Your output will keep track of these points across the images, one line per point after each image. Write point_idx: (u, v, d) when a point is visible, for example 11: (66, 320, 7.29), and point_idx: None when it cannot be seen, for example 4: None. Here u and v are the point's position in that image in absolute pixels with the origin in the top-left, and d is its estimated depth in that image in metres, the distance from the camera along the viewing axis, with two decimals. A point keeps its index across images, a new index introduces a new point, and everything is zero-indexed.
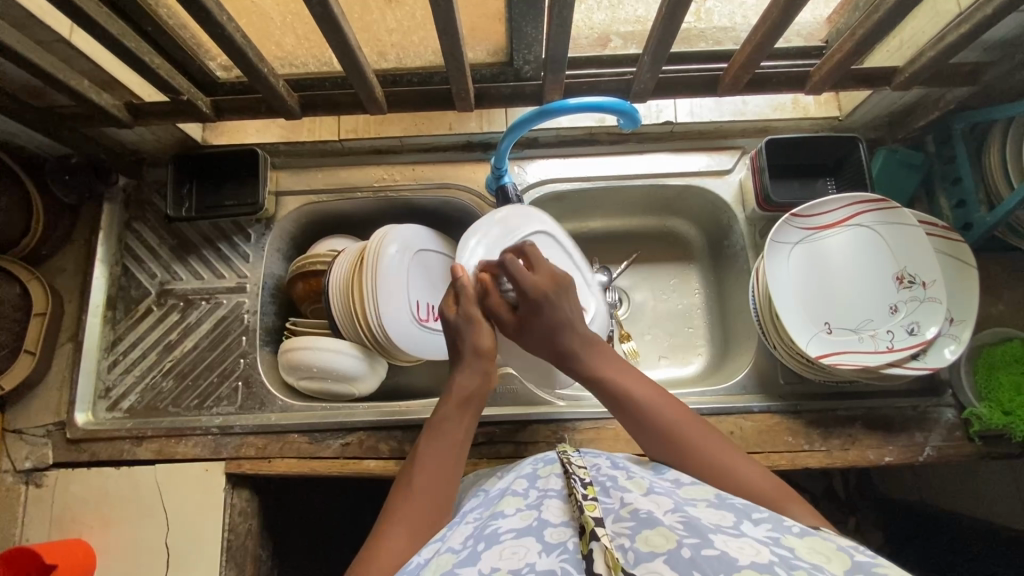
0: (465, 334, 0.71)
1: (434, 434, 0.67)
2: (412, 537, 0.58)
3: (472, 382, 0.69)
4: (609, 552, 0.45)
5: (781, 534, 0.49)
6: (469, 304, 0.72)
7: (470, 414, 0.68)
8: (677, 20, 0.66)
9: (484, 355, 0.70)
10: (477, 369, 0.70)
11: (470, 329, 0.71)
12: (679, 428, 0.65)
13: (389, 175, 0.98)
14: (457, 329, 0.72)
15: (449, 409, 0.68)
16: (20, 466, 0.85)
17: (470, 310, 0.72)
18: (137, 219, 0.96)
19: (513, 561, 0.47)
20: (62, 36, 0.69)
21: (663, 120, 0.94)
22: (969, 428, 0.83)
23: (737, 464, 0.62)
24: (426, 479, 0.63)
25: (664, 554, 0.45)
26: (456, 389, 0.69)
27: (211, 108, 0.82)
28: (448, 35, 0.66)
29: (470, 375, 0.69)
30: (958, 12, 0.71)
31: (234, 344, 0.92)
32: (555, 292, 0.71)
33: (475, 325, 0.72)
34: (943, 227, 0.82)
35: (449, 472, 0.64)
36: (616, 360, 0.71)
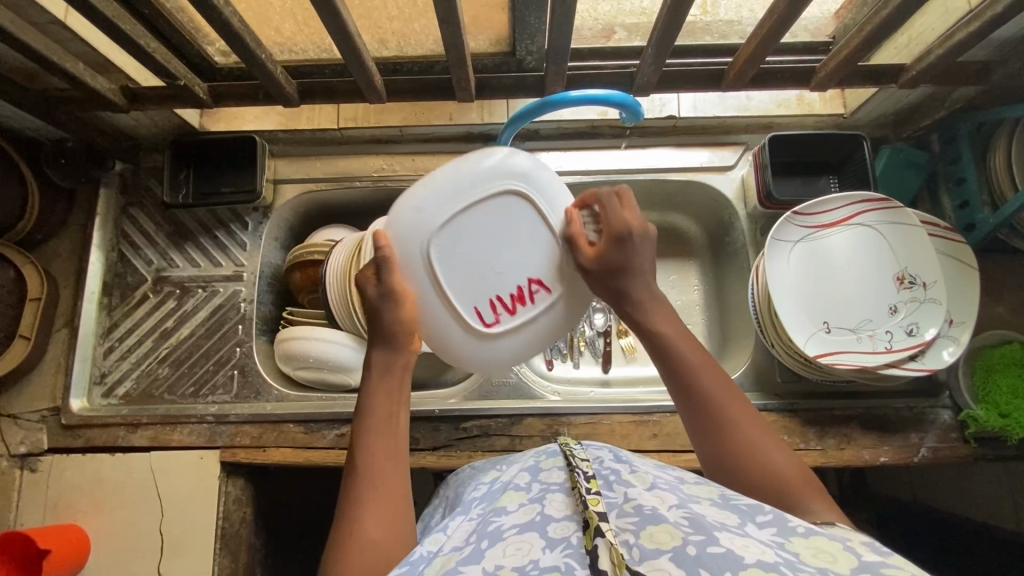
0: (381, 312, 0.66)
1: (364, 414, 0.63)
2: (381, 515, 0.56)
3: (391, 354, 0.66)
4: (614, 549, 0.44)
5: (786, 537, 0.48)
6: (393, 277, 0.66)
7: (397, 376, 0.66)
8: (681, 15, 0.65)
9: (400, 332, 0.66)
10: (400, 346, 0.66)
11: (385, 306, 0.66)
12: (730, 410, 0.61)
13: (388, 164, 0.97)
14: (376, 304, 0.66)
15: (375, 387, 0.64)
16: (15, 450, 0.85)
17: (395, 285, 0.66)
18: (134, 206, 0.95)
19: (517, 558, 0.47)
20: (56, 18, 0.68)
21: (666, 114, 0.93)
22: (965, 430, 0.83)
23: (769, 450, 0.58)
24: (373, 466, 0.59)
25: (670, 551, 0.44)
26: (376, 363, 0.66)
27: (209, 94, 0.81)
28: (448, 24, 0.65)
29: (388, 350, 0.66)
30: (968, 9, 0.70)
31: (230, 333, 0.92)
32: (640, 234, 0.66)
33: (394, 302, 0.66)
34: (947, 228, 0.81)
35: (396, 435, 0.62)
36: (678, 324, 0.67)
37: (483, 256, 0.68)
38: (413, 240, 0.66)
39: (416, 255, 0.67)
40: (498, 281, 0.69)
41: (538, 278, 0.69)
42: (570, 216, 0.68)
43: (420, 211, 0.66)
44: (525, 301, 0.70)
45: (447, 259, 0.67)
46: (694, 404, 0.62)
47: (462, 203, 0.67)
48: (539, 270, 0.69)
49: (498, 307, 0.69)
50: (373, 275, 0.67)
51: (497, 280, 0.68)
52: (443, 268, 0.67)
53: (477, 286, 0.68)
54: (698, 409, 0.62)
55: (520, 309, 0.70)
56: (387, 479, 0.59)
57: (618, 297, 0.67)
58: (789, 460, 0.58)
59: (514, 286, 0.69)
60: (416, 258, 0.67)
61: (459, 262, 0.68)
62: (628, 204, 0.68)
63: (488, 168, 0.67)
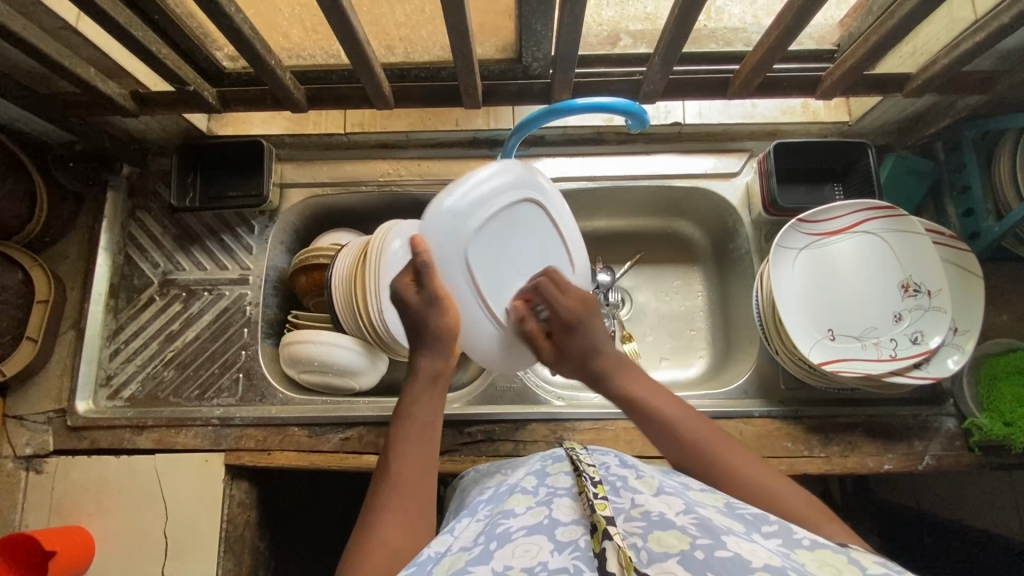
0: (427, 317, 0.69)
1: (404, 418, 0.67)
2: (400, 523, 0.58)
3: (435, 363, 0.69)
4: (622, 552, 0.44)
5: (791, 548, 0.48)
6: (434, 281, 0.69)
7: (437, 393, 0.69)
8: (689, 23, 0.66)
9: (445, 337, 0.69)
10: (441, 351, 0.70)
11: (431, 310, 0.69)
12: (722, 460, 0.63)
13: (394, 169, 0.97)
14: (420, 310, 0.69)
15: (417, 393, 0.68)
16: (21, 451, 0.86)
17: (437, 289, 0.69)
18: (141, 209, 0.96)
19: (525, 560, 0.47)
20: (68, 23, 0.68)
21: (671, 121, 0.93)
22: (969, 438, 0.83)
23: (775, 486, 0.60)
24: (406, 467, 0.63)
25: (678, 555, 0.45)
26: (421, 371, 0.69)
27: (217, 99, 0.82)
28: (457, 32, 0.66)
29: (433, 358, 0.69)
30: (974, 19, 0.70)
31: (235, 336, 0.92)
32: (585, 313, 0.73)
33: (438, 307, 0.69)
34: (952, 236, 0.81)
35: (428, 456, 0.65)
36: (650, 384, 0.70)
37: (505, 264, 0.75)
38: (448, 243, 0.71)
39: (453, 257, 0.71)
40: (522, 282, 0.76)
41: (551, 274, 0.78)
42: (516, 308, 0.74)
43: (456, 215, 0.71)
44: None
45: (480, 260, 0.73)
46: (692, 459, 0.64)
47: (489, 211, 0.73)
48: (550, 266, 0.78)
49: (524, 305, 0.76)
50: (411, 281, 0.70)
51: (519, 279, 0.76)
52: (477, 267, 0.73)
53: (503, 287, 0.75)
54: (697, 465, 0.64)
55: None
56: (415, 484, 0.62)
57: (591, 378, 0.72)
58: (800, 495, 0.60)
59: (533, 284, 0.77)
60: (452, 260, 0.71)
61: (490, 265, 0.74)
62: (568, 286, 0.74)
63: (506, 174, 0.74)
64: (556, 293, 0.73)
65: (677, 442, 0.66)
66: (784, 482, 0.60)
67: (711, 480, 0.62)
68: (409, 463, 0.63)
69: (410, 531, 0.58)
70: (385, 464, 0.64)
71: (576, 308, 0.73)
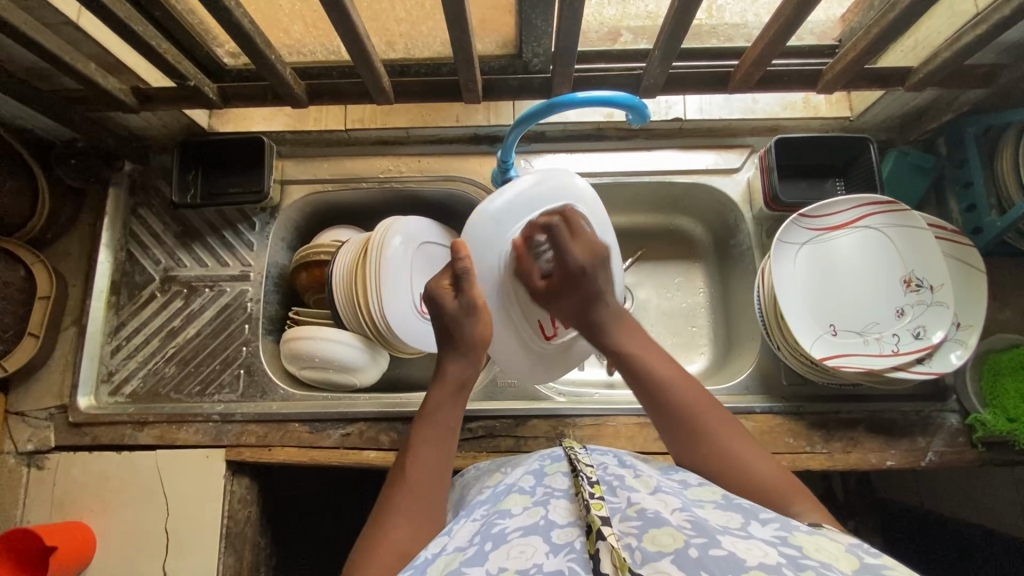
0: (462, 323, 0.69)
1: (427, 420, 0.67)
2: (411, 528, 0.58)
3: (467, 369, 0.69)
4: (616, 552, 0.44)
5: (789, 531, 0.48)
6: (473, 288, 0.69)
7: (461, 402, 0.69)
8: (688, 16, 0.66)
9: (479, 345, 0.70)
10: (472, 359, 0.70)
11: (467, 318, 0.69)
12: (705, 420, 0.64)
13: (394, 165, 0.97)
14: (454, 317, 0.69)
15: (442, 399, 0.68)
16: (23, 447, 0.86)
17: (474, 298, 0.69)
18: (142, 205, 0.96)
19: (519, 562, 0.47)
20: (70, 19, 0.68)
21: (672, 116, 0.93)
22: (972, 434, 0.82)
23: (749, 458, 0.61)
24: (423, 472, 0.63)
25: (672, 553, 0.44)
26: (448, 379, 0.69)
27: (218, 95, 0.82)
28: (457, 26, 0.66)
29: (464, 365, 0.69)
30: (975, 12, 0.70)
31: (237, 332, 0.92)
32: (593, 263, 0.72)
33: (474, 316, 0.69)
34: (953, 231, 0.81)
35: (443, 461, 0.64)
36: (647, 343, 0.71)
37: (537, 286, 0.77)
38: (487, 251, 0.73)
39: (491, 265, 0.73)
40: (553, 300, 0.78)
41: None
42: (519, 249, 0.72)
43: (496, 224, 0.73)
44: None
45: (517, 273, 0.74)
46: (671, 414, 0.65)
47: (528, 226, 0.74)
48: None
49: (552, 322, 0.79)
50: (449, 285, 0.70)
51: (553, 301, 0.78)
52: (512, 279, 0.74)
53: (531, 306, 0.77)
54: (676, 418, 0.64)
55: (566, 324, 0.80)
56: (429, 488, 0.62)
57: (590, 328, 0.73)
58: (769, 465, 0.61)
59: None
60: (489, 268, 0.73)
61: (528, 262, 0.75)
62: (580, 232, 0.72)
63: (557, 187, 0.75)
64: (567, 240, 0.71)
65: (670, 398, 0.65)
66: (759, 456, 0.61)
67: (685, 435, 0.64)
68: (427, 467, 0.63)
69: (419, 533, 0.58)
70: (401, 467, 0.64)
71: (583, 255, 0.72)
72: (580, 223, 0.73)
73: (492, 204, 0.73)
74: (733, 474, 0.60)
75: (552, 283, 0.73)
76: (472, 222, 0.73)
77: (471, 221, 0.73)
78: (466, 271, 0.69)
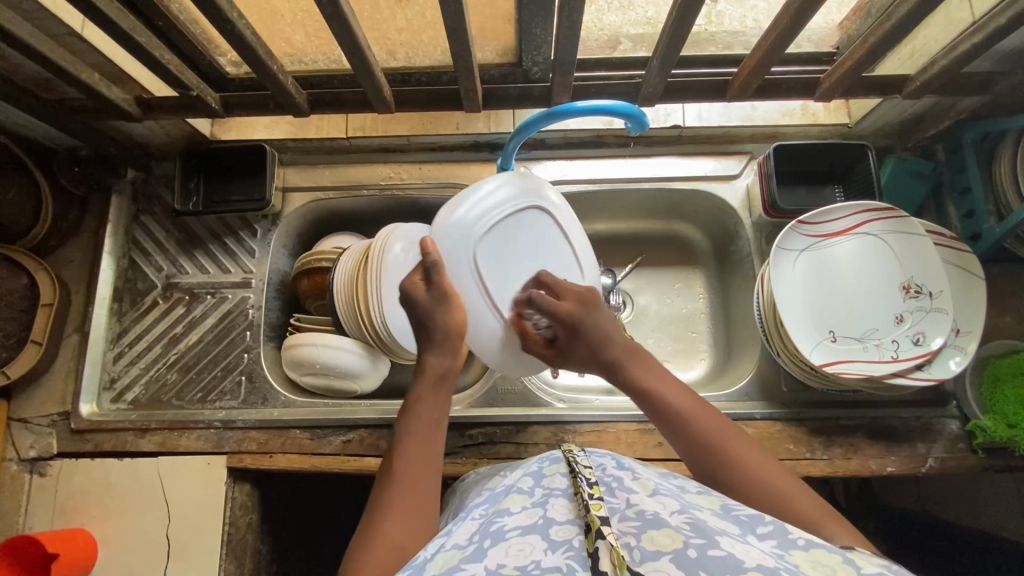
0: (434, 313, 0.70)
1: (410, 414, 0.67)
2: (406, 520, 0.59)
3: (445, 361, 0.70)
4: (615, 551, 0.44)
5: (786, 549, 0.48)
6: (442, 279, 0.71)
7: (443, 393, 0.69)
8: (688, 24, 0.66)
9: (453, 334, 0.71)
10: (450, 350, 0.70)
11: (438, 309, 0.70)
12: (726, 447, 0.63)
13: (395, 173, 0.98)
14: (427, 309, 0.71)
15: (423, 390, 0.68)
16: (24, 453, 0.86)
17: (443, 287, 0.71)
18: (145, 213, 0.97)
19: (518, 560, 0.47)
20: (74, 30, 0.69)
21: (671, 123, 0.93)
22: (973, 440, 0.82)
23: (778, 479, 0.60)
24: (410, 463, 0.63)
25: (670, 552, 0.45)
26: (428, 370, 0.69)
27: (221, 104, 0.82)
28: (457, 36, 0.66)
29: (440, 355, 0.70)
30: (972, 21, 0.70)
31: (238, 339, 0.93)
32: (584, 310, 0.73)
33: (445, 305, 0.71)
34: (951, 237, 0.81)
35: (433, 452, 0.65)
36: (663, 375, 0.70)
37: (513, 276, 0.77)
38: (458, 249, 0.74)
39: (460, 263, 0.74)
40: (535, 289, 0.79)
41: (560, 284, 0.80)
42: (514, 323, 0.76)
43: (467, 224, 0.75)
44: None
45: (490, 268, 0.75)
46: (695, 449, 0.64)
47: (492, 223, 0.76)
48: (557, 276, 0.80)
49: None
50: (420, 279, 0.72)
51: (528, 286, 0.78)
52: (488, 275, 0.75)
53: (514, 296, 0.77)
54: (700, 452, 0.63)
55: None
56: (418, 481, 0.62)
57: (608, 369, 0.72)
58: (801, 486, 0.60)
59: None
60: (460, 267, 0.74)
61: (505, 269, 0.76)
62: (561, 287, 0.76)
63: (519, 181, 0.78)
64: (551, 300, 0.74)
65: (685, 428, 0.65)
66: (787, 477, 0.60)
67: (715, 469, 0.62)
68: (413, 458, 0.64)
69: (410, 526, 0.58)
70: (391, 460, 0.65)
71: (573, 307, 0.73)
72: (552, 283, 0.76)
73: (460, 207, 0.75)
74: (770, 502, 0.58)
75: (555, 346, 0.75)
76: (440, 222, 0.75)
77: (439, 222, 0.75)
78: (433, 267, 0.71)
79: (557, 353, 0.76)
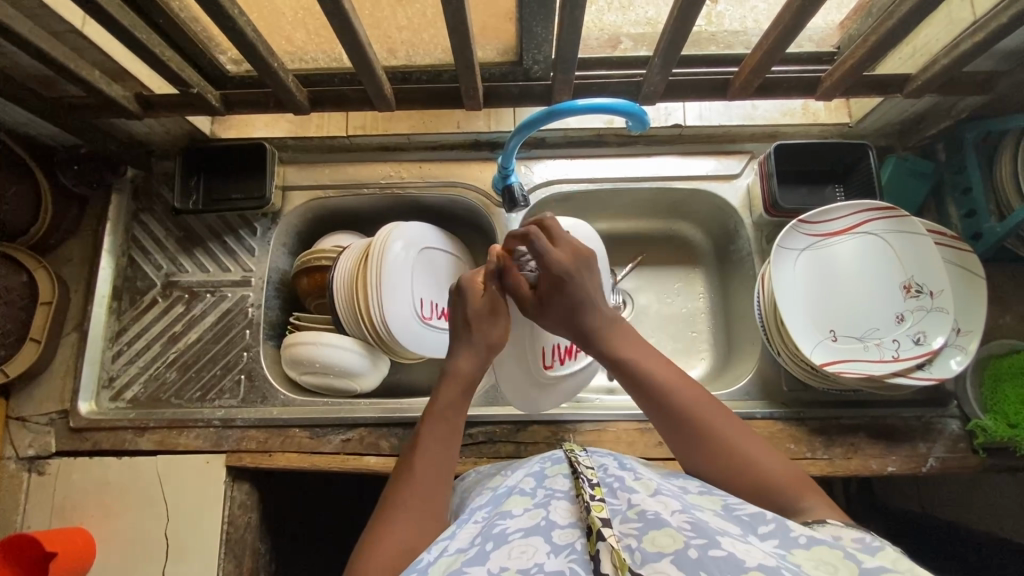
0: (484, 321, 0.71)
1: (433, 418, 0.67)
2: (413, 526, 0.58)
3: (476, 368, 0.70)
4: (617, 552, 0.44)
5: (788, 548, 0.48)
6: (506, 290, 0.73)
7: (466, 400, 0.69)
8: (690, 23, 0.66)
9: (493, 347, 0.71)
10: (483, 359, 0.71)
11: (492, 318, 0.71)
12: (705, 420, 0.64)
13: (395, 171, 0.98)
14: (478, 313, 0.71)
15: (449, 395, 0.68)
16: (23, 452, 0.86)
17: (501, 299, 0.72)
18: (144, 211, 0.97)
19: (520, 561, 0.47)
20: (74, 27, 0.69)
21: (671, 123, 0.94)
22: (974, 439, 0.82)
23: (752, 449, 0.62)
24: (426, 471, 0.63)
25: (672, 554, 0.44)
26: (457, 373, 0.69)
27: (221, 102, 0.82)
28: (458, 34, 0.66)
29: (474, 362, 0.70)
30: (973, 20, 0.70)
31: (238, 337, 0.93)
32: (576, 267, 0.70)
33: (496, 318, 0.72)
34: (953, 237, 0.81)
35: (448, 461, 0.64)
36: (637, 343, 0.70)
37: None
38: (520, 271, 0.76)
39: (516, 285, 0.76)
40: (564, 332, 0.81)
41: None
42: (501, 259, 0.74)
43: (531, 254, 0.77)
44: (574, 350, 0.82)
45: None
46: (672, 418, 0.65)
47: None
48: None
49: (556, 352, 0.81)
50: (482, 281, 0.73)
51: (565, 331, 0.81)
52: None
53: (547, 334, 0.79)
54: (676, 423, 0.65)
55: (569, 358, 0.82)
56: (431, 488, 0.62)
57: (583, 335, 0.70)
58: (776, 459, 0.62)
59: (571, 339, 0.81)
60: (514, 289, 0.76)
61: None
62: (560, 237, 0.72)
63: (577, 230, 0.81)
64: (547, 245, 0.70)
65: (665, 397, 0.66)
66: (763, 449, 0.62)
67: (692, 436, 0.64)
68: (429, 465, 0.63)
69: (421, 534, 0.58)
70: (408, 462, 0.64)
71: (565, 260, 0.70)
72: (558, 233, 0.72)
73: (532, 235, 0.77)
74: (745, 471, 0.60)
75: (537, 295, 0.71)
76: (515, 239, 0.76)
77: (514, 238, 0.76)
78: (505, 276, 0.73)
79: (534, 304, 0.72)
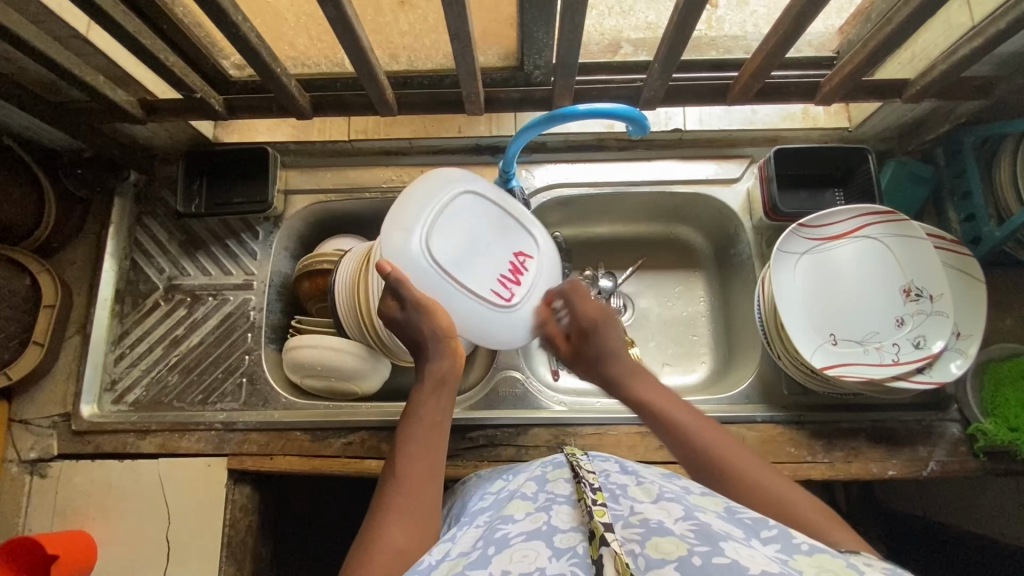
0: (416, 322, 0.69)
1: (412, 417, 0.67)
2: (405, 530, 0.58)
3: (444, 365, 0.69)
4: (619, 558, 0.44)
5: (790, 554, 0.47)
6: (412, 293, 0.68)
7: (445, 396, 0.69)
8: (689, 29, 0.66)
9: (443, 336, 0.69)
10: (444, 355, 0.70)
11: (421, 317, 0.69)
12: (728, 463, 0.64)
13: (397, 175, 0.98)
14: (407, 322, 0.69)
15: (425, 395, 0.68)
16: (25, 455, 0.86)
17: (415, 299, 0.68)
18: (147, 215, 0.97)
19: (523, 564, 0.47)
20: (79, 33, 0.69)
21: (672, 127, 0.94)
22: (974, 443, 0.82)
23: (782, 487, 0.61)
24: (412, 467, 0.63)
25: (675, 561, 0.44)
26: (428, 375, 0.69)
27: (224, 107, 0.83)
28: (460, 40, 0.67)
29: (439, 361, 0.69)
30: (971, 25, 0.71)
31: (240, 341, 0.93)
32: (603, 320, 0.77)
33: (425, 312, 0.69)
34: (952, 241, 0.81)
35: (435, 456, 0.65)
36: (663, 391, 0.72)
37: (477, 257, 0.75)
38: (417, 258, 0.71)
39: (423, 267, 0.71)
40: (494, 261, 0.76)
41: (523, 249, 0.78)
42: (540, 312, 0.78)
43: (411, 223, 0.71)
44: (521, 271, 0.77)
45: (455, 261, 0.73)
46: (696, 463, 0.65)
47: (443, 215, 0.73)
48: (519, 243, 0.79)
49: (504, 281, 0.76)
50: (394, 304, 0.70)
51: (493, 261, 0.76)
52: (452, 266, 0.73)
53: (482, 276, 0.74)
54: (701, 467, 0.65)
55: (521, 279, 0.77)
56: (421, 484, 0.62)
57: (607, 382, 0.76)
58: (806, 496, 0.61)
59: (507, 261, 0.77)
60: (424, 275, 0.71)
61: (468, 260, 0.74)
62: (587, 295, 0.78)
63: (444, 177, 0.75)
64: (577, 302, 0.78)
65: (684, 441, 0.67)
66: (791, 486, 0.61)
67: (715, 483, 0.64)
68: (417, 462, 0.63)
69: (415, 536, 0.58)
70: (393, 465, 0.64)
71: (593, 315, 0.77)
72: (583, 290, 0.79)
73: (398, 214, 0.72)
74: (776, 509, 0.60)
75: (575, 345, 0.79)
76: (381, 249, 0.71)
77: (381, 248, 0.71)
78: (402, 283, 0.68)
79: (573, 357, 0.79)
